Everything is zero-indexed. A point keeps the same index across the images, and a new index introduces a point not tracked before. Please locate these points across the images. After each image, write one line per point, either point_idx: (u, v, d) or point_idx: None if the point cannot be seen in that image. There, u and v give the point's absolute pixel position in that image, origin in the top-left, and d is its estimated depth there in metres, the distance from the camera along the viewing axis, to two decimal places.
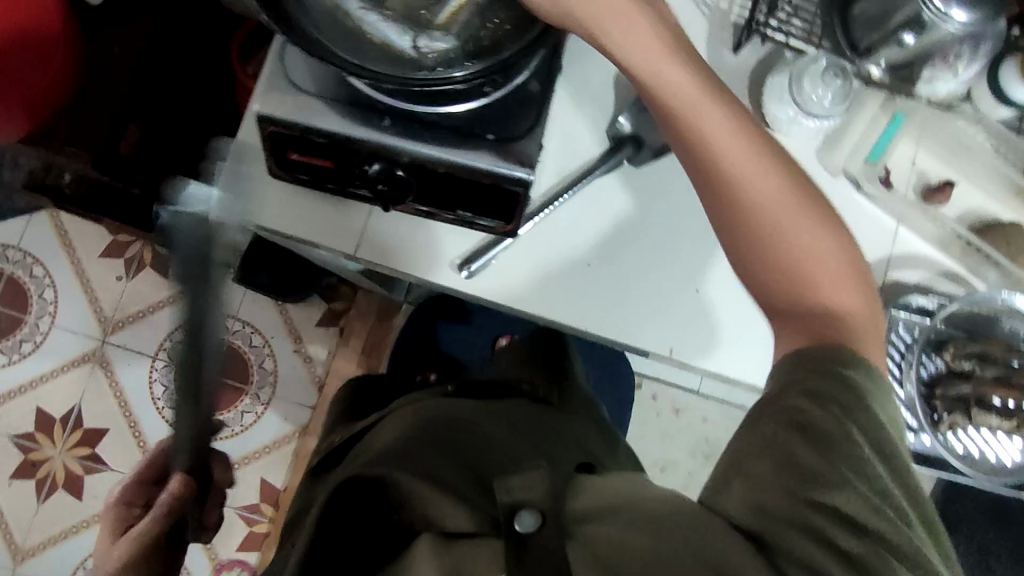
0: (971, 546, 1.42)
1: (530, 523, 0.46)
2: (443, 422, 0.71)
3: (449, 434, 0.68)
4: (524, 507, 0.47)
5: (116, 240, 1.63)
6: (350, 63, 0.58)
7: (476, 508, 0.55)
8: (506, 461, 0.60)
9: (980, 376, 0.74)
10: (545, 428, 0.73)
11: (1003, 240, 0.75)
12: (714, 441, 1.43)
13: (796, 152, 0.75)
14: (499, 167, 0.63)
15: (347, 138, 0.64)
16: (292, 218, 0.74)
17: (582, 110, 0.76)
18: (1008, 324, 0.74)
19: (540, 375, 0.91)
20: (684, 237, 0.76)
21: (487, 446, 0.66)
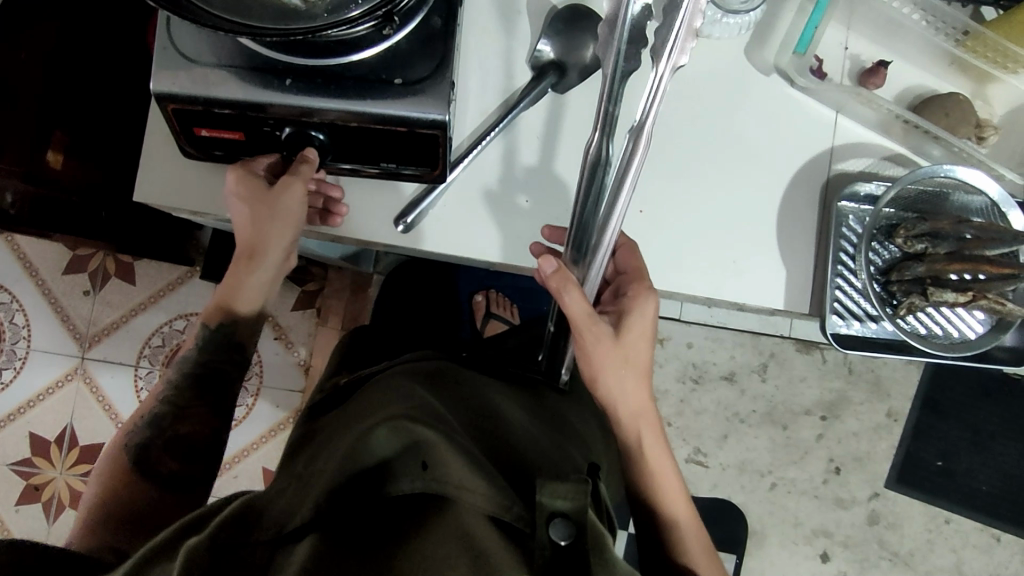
0: (962, 426, 1.45)
1: (562, 533, 0.45)
2: (468, 402, 0.70)
3: (473, 418, 0.67)
4: (558, 516, 0.46)
5: (76, 255, 1.60)
6: (232, 23, 0.53)
7: (503, 491, 0.51)
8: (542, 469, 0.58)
9: (934, 254, 0.73)
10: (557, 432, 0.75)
11: (942, 113, 0.73)
12: (701, 364, 1.44)
13: (721, 56, 0.74)
14: (411, 113, 0.61)
15: (251, 105, 0.62)
16: (214, 198, 0.71)
17: (499, 42, 0.73)
18: (957, 198, 0.74)
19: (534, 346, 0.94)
20: None
21: (510, 445, 0.65)
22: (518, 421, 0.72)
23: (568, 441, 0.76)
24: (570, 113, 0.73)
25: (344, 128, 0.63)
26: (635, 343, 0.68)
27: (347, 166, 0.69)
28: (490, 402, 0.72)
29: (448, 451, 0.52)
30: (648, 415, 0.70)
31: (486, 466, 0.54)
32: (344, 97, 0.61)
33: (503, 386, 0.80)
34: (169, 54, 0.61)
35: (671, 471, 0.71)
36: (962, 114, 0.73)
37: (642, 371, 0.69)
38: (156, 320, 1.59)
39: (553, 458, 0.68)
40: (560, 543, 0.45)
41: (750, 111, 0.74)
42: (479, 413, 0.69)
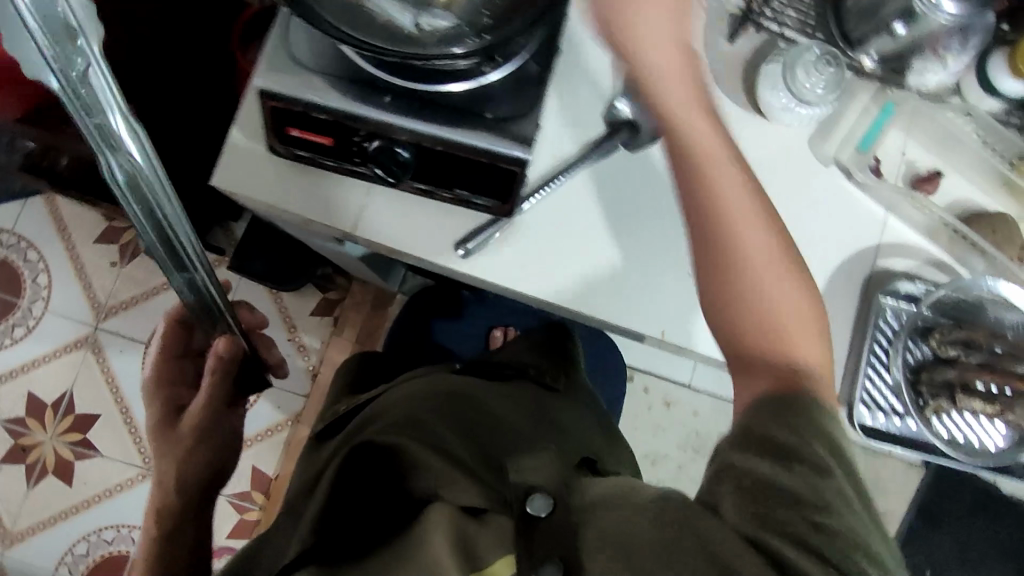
0: (956, 538, 1.45)
1: (542, 506, 0.49)
2: (460, 399, 0.77)
3: (466, 412, 0.74)
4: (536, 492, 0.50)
5: (110, 226, 1.63)
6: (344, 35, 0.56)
7: (484, 481, 0.58)
8: (517, 449, 0.66)
9: (965, 362, 0.75)
10: (556, 420, 0.80)
11: (989, 228, 0.77)
12: (705, 434, 1.45)
13: (786, 143, 0.78)
14: (496, 146, 0.64)
15: (347, 114, 0.65)
16: (285, 194, 0.73)
17: (578, 93, 0.77)
18: (994, 313, 0.76)
19: (543, 359, 0.94)
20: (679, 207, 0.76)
21: (497, 432, 0.71)
22: (508, 412, 0.77)
23: (571, 436, 0.78)
24: (636, 171, 0.76)
25: (428, 150, 0.66)
26: (698, 132, 0.59)
27: (421, 185, 0.71)
28: (484, 398, 0.79)
29: (426, 455, 0.60)
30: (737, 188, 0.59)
31: (468, 461, 0.62)
32: (433, 120, 0.64)
33: (507, 397, 0.82)
34: (280, 56, 0.65)
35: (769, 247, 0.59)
36: (1008, 233, 0.77)
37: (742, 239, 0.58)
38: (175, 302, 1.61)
39: (554, 440, 0.73)
40: (540, 514, 0.48)
41: (805, 197, 0.78)
42: (469, 408, 0.75)
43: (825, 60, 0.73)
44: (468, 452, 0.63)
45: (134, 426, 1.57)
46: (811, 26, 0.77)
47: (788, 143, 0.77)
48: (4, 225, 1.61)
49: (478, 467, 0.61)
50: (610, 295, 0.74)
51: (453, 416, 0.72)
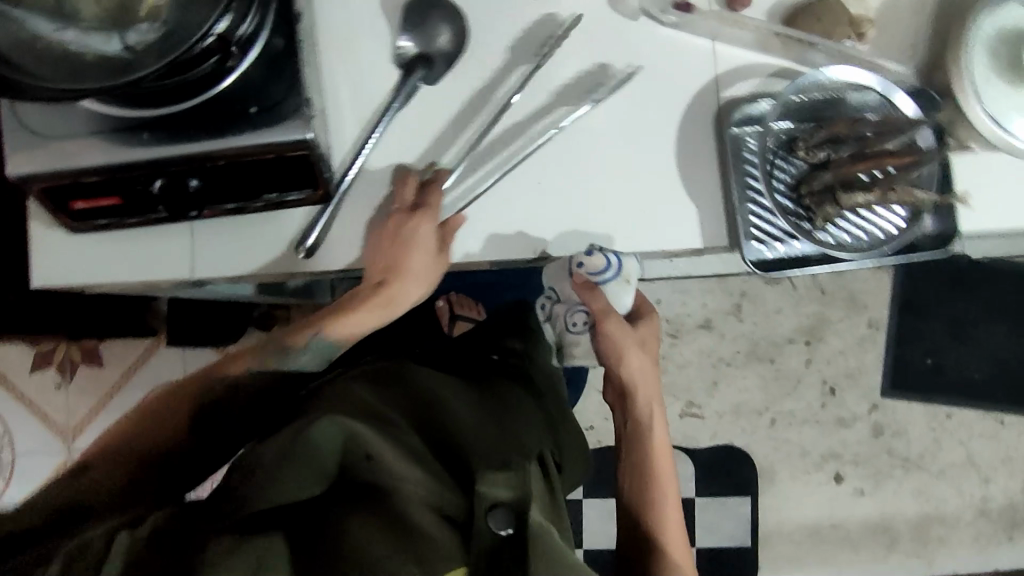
0: (942, 319, 1.45)
1: (503, 525, 0.47)
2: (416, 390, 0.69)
3: (422, 409, 0.66)
4: (499, 507, 0.48)
5: (39, 351, 1.60)
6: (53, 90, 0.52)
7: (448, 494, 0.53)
8: (487, 457, 0.59)
9: (837, 159, 0.72)
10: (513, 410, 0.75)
11: (814, 20, 0.73)
12: (674, 319, 1.46)
13: (585, 13, 0.74)
14: (273, 137, 0.60)
15: (116, 165, 0.61)
16: (109, 266, 0.70)
17: (357, 47, 0.72)
18: (849, 97, 0.73)
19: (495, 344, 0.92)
20: (506, 121, 0.73)
21: (454, 434, 0.63)
22: (461, 407, 0.69)
23: (528, 427, 0.73)
24: (448, 100, 0.72)
25: (214, 169, 0.62)
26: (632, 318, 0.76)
27: (232, 205, 0.66)
28: (440, 391, 0.71)
29: (386, 451, 0.52)
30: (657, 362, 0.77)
31: (430, 464, 0.56)
32: (201, 137, 0.60)
33: (462, 390, 0.74)
34: (20, 135, 0.61)
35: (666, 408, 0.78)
36: (834, 16, 0.72)
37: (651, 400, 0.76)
38: (135, 396, 1.60)
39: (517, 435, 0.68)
40: (501, 532, 0.47)
41: (623, 57, 0.74)
42: (423, 400, 0.67)
43: None
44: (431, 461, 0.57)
45: None
46: None
47: (585, 12, 0.73)
48: None
49: (440, 475, 0.55)
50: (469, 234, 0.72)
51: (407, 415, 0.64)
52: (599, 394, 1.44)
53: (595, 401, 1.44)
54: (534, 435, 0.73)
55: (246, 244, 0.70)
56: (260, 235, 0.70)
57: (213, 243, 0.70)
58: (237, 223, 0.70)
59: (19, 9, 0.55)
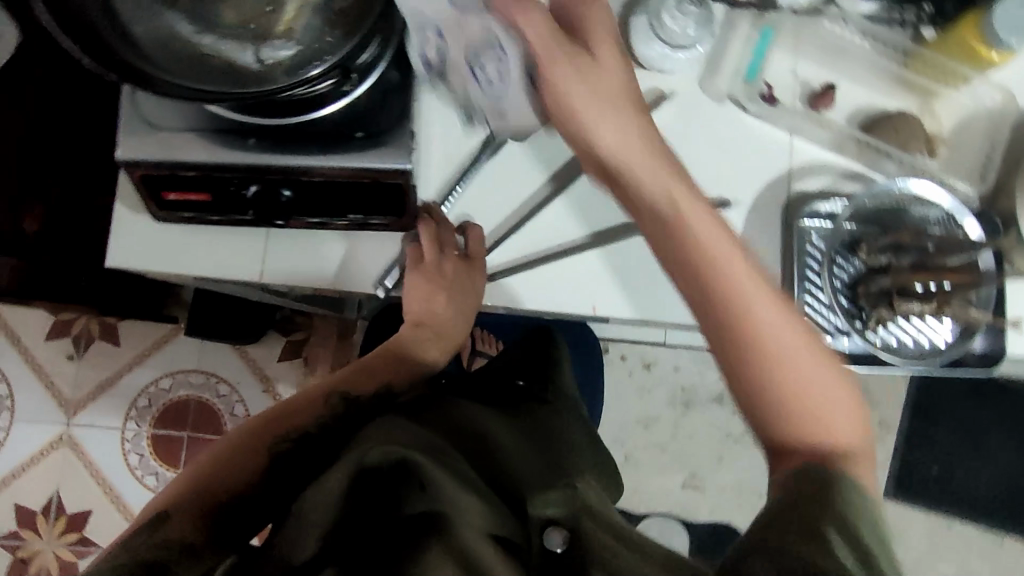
0: (955, 430, 1.46)
1: (557, 541, 0.52)
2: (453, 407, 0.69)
3: (461, 422, 0.65)
4: (553, 525, 0.54)
5: (59, 320, 1.61)
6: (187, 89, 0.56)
7: (497, 514, 0.53)
8: (529, 479, 0.59)
9: (897, 266, 0.75)
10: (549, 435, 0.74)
11: (892, 130, 0.76)
12: (690, 388, 1.53)
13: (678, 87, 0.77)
14: (374, 164, 0.62)
15: (217, 165, 0.63)
16: (183, 258, 0.71)
17: (454, 87, 0.75)
18: (914, 210, 0.76)
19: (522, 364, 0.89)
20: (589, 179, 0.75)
21: (494, 451, 0.63)
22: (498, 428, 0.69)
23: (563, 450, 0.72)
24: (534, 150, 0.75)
25: (309, 183, 0.64)
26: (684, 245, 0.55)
27: (316, 219, 0.69)
28: (475, 413, 0.70)
29: (441, 472, 0.52)
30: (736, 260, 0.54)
31: (481, 486, 0.55)
32: (304, 153, 0.63)
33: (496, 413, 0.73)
34: (132, 122, 0.63)
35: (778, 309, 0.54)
36: (910, 129, 0.76)
37: (735, 296, 0.53)
38: (143, 380, 1.60)
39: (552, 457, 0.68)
40: None
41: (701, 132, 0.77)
42: (463, 417, 0.67)
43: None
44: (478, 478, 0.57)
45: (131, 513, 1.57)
46: None
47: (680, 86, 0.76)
48: None
49: (490, 496, 0.55)
50: (535, 285, 0.74)
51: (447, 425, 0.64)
52: None
53: None
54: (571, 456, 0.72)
55: (317, 258, 0.72)
56: (331, 251, 0.72)
57: (285, 251, 0.71)
58: (312, 237, 0.71)
59: (162, 8, 0.57)
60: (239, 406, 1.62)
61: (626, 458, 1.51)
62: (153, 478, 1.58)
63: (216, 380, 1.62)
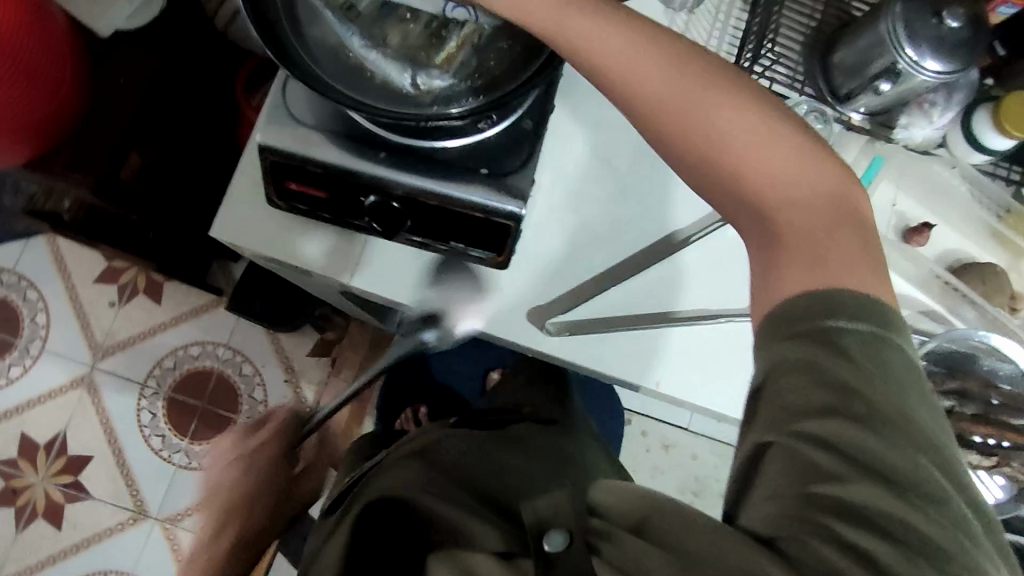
0: None
1: (558, 541, 0.46)
2: (457, 447, 0.73)
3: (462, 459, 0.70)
4: (551, 526, 0.48)
5: (111, 266, 1.65)
6: (345, 97, 0.58)
7: (496, 522, 0.55)
8: (522, 488, 0.63)
9: (960, 413, 0.76)
10: (553, 452, 0.76)
11: (979, 280, 0.78)
12: (703, 479, 1.49)
13: None
14: (491, 202, 0.65)
15: (345, 170, 0.66)
16: (282, 244, 0.74)
17: (565, 148, 0.79)
18: (986, 362, 0.76)
19: (540, 399, 0.93)
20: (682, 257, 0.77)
21: (492, 472, 0.67)
22: (506, 454, 0.72)
23: (569, 464, 0.74)
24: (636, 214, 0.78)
25: (424, 204, 0.67)
26: (670, 117, 0.49)
27: (418, 238, 0.72)
28: (481, 445, 0.74)
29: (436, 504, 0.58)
30: (738, 123, 0.48)
31: (475, 502, 0.59)
32: (428, 176, 0.66)
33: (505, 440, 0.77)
34: (280, 113, 0.67)
35: (778, 154, 0.47)
36: (999, 283, 0.78)
37: (720, 155, 0.48)
38: (174, 342, 1.63)
39: (552, 469, 0.70)
40: (553, 549, 0.46)
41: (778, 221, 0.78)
42: (466, 454, 0.71)
43: (814, 116, 0.77)
44: (473, 495, 0.61)
45: (128, 469, 1.57)
46: (799, 81, 0.78)
47: None
48: (4, 265, 1.62)
49: (482, 507, 0.58)
50: (614, 351, 0.75)
51: (447, 463, 0.69)
52: None
53: None
54: (581, 470, 0.74)
55: (407, 274, 0.75)
56: (421, 271, 0.75)
57: (380, 258, 0.75)
58: (410, 253, 0.75)
59: (338, 20, 0.62)
60: (258, 390, 1.63)
61: None
62: (158, 440, 1.58)
63: (243, 359, 1.64)
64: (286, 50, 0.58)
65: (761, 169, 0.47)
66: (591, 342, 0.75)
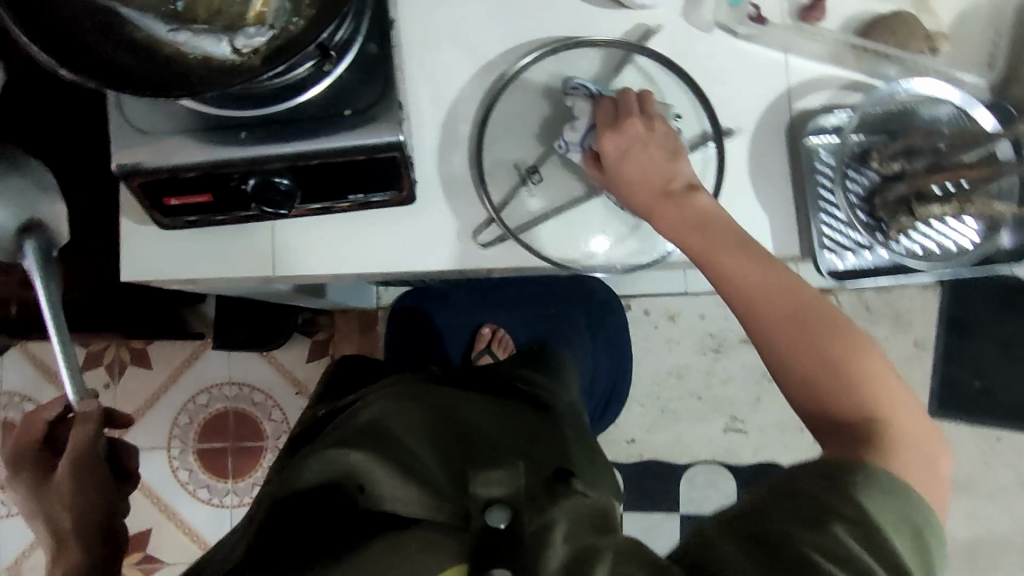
0: (992, 341, 1.43)
1: (500, 518, 0.52)
2: (429, 409, 0.74)
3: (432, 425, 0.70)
4: (495, 504, 0.53)
5: (91, 350, 1.64)
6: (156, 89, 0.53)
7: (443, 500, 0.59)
8: (483, 459, 0.64)
9: (912, 171, 0.72)
10: (531, 428, 0.77)
11: (889, 33, 0.73)
12: (718, 333, 1.52)
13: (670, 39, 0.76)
14: (367, 139, 0.62)
15: (212, 164, 0.63)
16: (193, 261, 0.72)
17: (444, 53, 0.75)
18: (925, 112, 0.74)
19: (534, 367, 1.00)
20: None
21: (468, 439, 0.68)
22: (483, 424, 0.73)
23: (539, 438, 0.75)
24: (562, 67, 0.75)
25: (306, 168, 0.64)
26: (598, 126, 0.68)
27: (318, 205, 0.69)
28: (457, 410, 0.75)
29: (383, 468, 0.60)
30: (650, 142, 0.66)
31: (428, 475, 0.61)
32: (299, 137, 0.62)
33: (488, 408, 0.78)
34: (124, 131, 0.63)
35: (672, 153, 0.66)
36: (908, 29, 0.73)
37: (630, 155, 0.65)
38: (180, 397, 1.64)
39: (525, 441, 0.72)
40: (499, 526, 0.51)
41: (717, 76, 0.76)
42: (436, 420, 0.72)
43: None
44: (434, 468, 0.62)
45: (188, 526, 1.61)
46: None
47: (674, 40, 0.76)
48: None
49: (438, 480, 0.61)
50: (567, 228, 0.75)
51: (416, 429, 0.69)
52: (641, 407, 1.53)
53: (637, 414, 1.52)
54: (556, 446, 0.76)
55: (320, 249, 0.73)
56: (334, 238, 0.73)
57: (292, 239, 0.72)
58: (318, 226, 0.72)
59: (132, 10, 0.57)
60: (276, 411, 1.65)
61: (663, 412, 1.52)
62: (205, 490, 1.62)
63: (251, 390, 1.64)
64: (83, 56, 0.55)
65: (656, 178, 0.65)
66: (534, 233, 0.74)
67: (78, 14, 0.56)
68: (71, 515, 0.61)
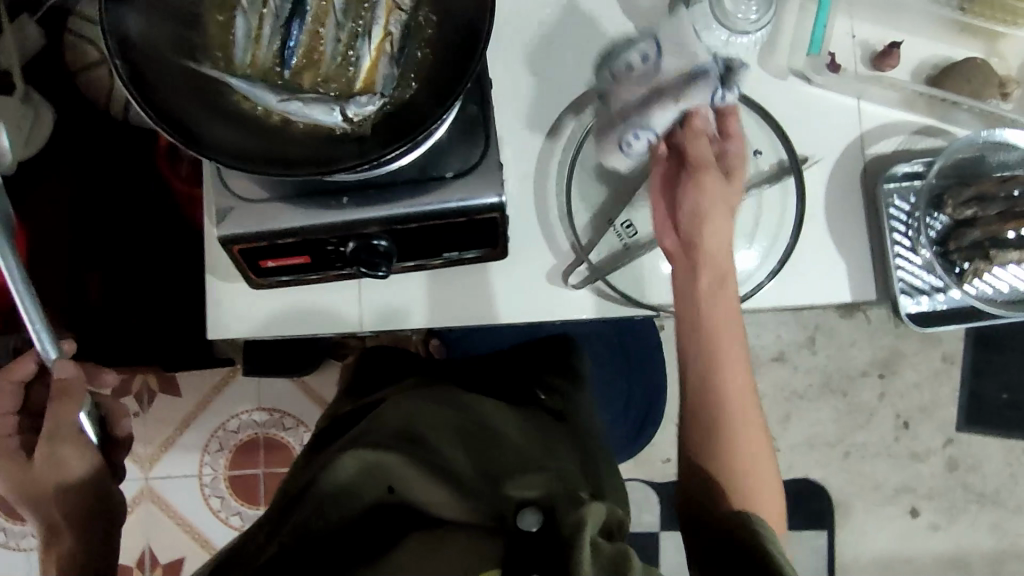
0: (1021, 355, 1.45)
1: (532, 521, 0.51)
2: (449, 403, 0.70)
3: (458, 419, 0.67)
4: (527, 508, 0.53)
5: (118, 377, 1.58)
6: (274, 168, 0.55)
7: (475, 500, 0.56)
8: (514, 461, 0.62)
9: (985, 217, 0.76)
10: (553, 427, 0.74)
11: (963, 82, 0.75)
12: None
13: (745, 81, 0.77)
14: (468, 202, 0.62)
15: (313, 229, 0.63)
16: (281, 316, 0.72)
17: (526, 105, 0.75)
18: (995, 159, 0.75)
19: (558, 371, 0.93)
20: None
21: (494, 438, 0.65)
22: (508, 425, 0.69)
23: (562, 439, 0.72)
24: None
25: (404, 230, 0.64)
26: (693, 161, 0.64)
27: (411, 262, 0.70)
28: (479, 407, 0.71)
29: (414, 469, 0.57)
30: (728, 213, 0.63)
31: (460, 476, 0.59)
32: (400, 200, 0.62)
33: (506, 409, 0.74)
34: (226, 198, 0.63)
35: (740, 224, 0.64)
36: (983, 76, 0.75)
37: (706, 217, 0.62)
38: (211, 423, 1.58)
39: (551, 444, 0.69)
40: (533, 528, 0.51)
41: (796, 117, 0.77)
42: (459, 413, 0.68)
43: None
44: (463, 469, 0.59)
45: None
46: None
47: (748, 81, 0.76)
48: None
49: (470, 481, 0.58)
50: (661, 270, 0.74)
51: (442, 421, 0.65)
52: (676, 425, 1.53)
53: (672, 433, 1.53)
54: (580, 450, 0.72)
55: (409, 303, 0.73)
56: (422, 290, 0.73)
57: (380, 294, 0.73)
58: (407, 279, 0.73)
59: (241, 81, 0.58)
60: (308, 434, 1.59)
61: None
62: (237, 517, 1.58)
63: (282, 415, 1.58)
64: (194, 132, 0.55)
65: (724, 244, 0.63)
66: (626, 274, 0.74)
67: (189, 86, 0.56)
68: (63, 499, 0.60)
